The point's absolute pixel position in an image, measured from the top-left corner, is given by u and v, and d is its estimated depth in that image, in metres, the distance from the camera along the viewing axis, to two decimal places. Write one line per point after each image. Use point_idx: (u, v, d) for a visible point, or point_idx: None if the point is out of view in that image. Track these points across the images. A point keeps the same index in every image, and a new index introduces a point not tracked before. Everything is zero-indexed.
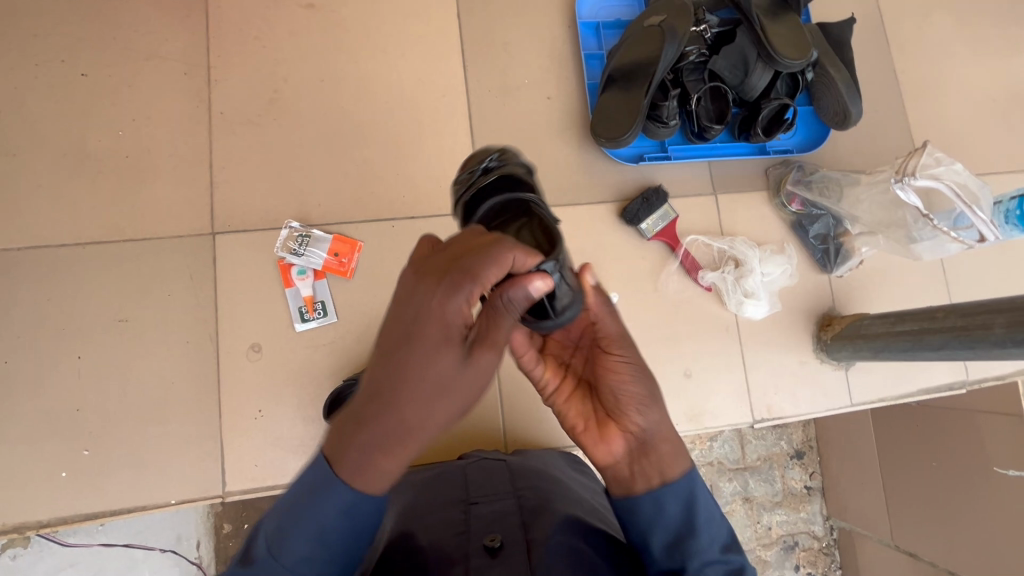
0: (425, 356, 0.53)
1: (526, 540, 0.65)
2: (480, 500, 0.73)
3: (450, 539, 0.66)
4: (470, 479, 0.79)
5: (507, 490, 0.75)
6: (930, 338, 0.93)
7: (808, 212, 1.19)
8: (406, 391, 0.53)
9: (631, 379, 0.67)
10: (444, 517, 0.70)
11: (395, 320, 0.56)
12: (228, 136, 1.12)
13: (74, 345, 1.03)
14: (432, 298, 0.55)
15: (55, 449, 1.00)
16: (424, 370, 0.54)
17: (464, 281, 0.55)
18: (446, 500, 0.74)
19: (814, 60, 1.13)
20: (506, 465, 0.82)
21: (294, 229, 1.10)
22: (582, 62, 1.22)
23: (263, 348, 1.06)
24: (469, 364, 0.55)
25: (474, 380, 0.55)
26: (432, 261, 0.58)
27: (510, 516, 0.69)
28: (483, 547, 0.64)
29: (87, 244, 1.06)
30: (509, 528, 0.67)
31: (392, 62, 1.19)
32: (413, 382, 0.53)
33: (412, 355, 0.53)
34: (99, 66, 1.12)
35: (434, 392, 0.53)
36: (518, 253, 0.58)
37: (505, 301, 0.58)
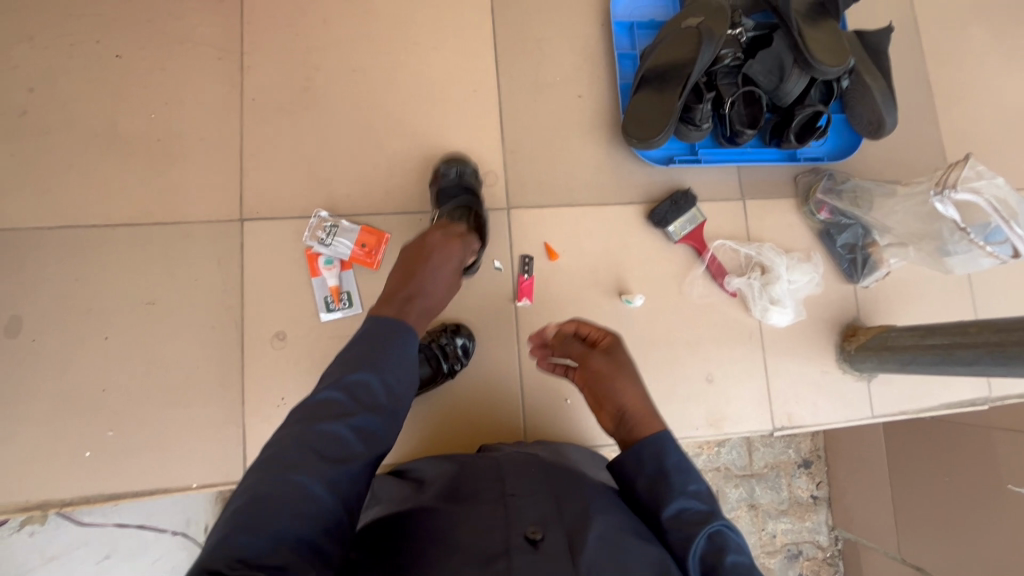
0: (439, 271, 0.88)
1: (569, 537, 0.62)
2: (518, 491, 0.69)
3: (488, 532, 0.62)
4: (505, 471, 0.74)
5: (544, 483, 0.71)
6: (961, 353, 0.92)
7: (837, 221, 1.18)
8: (432, 294, 0.85)
9: (600, 377, 0.83)
10: (480, 508, 0.67)
11: (418, 257, 0.88)
12: (258, 122, 1.12)
13: (100, 326, 1.04)
14: (438, 245, 0.91)
15: (79, 428, 1.01)
16: (436, 284, 0.87)
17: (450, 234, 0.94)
18: (480, 491, 0.70)
19: (851, 68, 1.11)
20: (541, 461, 0.79)
21: (322, 218, 1.09)
22: (615, 62, 1.21)
23: (288, 337, 1.07)
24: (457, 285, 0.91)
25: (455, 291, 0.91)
26: (446, 230, 0.94)
27: (551, 511, 0.65)
28: (524, 539, 0.61)
29: (117, 225, 1.07)
30: (551, 522, 0.64)
31: (424, 55, 1.18)
32: (435, 291, 0.86)
33: (431, 273, 0.87)
34: (133, 48, 1.12)
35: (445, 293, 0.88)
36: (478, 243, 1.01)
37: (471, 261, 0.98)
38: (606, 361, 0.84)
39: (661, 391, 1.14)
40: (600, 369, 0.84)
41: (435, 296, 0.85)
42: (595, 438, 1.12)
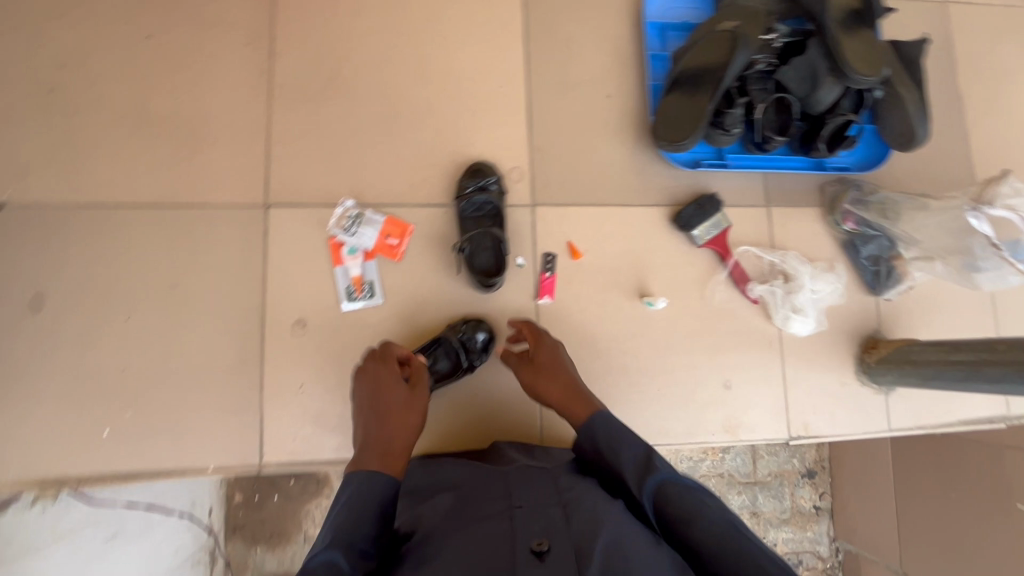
0: (388, 396, 0.89)
1: (574, 547, 0.69)
2: (525, 503, 0.76)
3: (499, 542, 0.70)
4: (513, 486, 0.81)
5: (553, 494, 0.78)
6: (988, 370, 0.91)
7: (862, 232, 1.17)
8: (390, 419, 0.86)
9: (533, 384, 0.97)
10: (493, 518, 0.74)
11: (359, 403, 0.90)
12: (286, 109, 1.12)
13: (123, 306, 1.04)
14: (379, 373, 0.92)
15: (99, 406, 1.01)
16: (391, 406, 0.88)
17: (382, 358, 0.95)
18: (493, 503, 0.78)
19: (886, 79, 1.09)
20: (549, 473, 0.85)
21: (347, 207, 1.09)
22: (646, 62, 1.20)
23: (309, 325, 1.07)
24: (415, 398, 0.91)
25: (418, 400, 0.91)
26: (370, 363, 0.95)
27: (557, 522, 0.72)
28: (531, 552, 0.68)
29: (143, 207, 1.06)
30: (557, 533, 0.71)
31: (455, 48, 1.17)
32: (388, 414, 0.87)
33: (381, 400, 0.89)
34: (164, 30, 1.11)
35: (404, 410, 0.88)
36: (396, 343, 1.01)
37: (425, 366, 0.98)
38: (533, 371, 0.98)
39: (678, 394, 1.14)
40: (531, 380, 0.98)
41: (395, 415, 0.87)
42: None
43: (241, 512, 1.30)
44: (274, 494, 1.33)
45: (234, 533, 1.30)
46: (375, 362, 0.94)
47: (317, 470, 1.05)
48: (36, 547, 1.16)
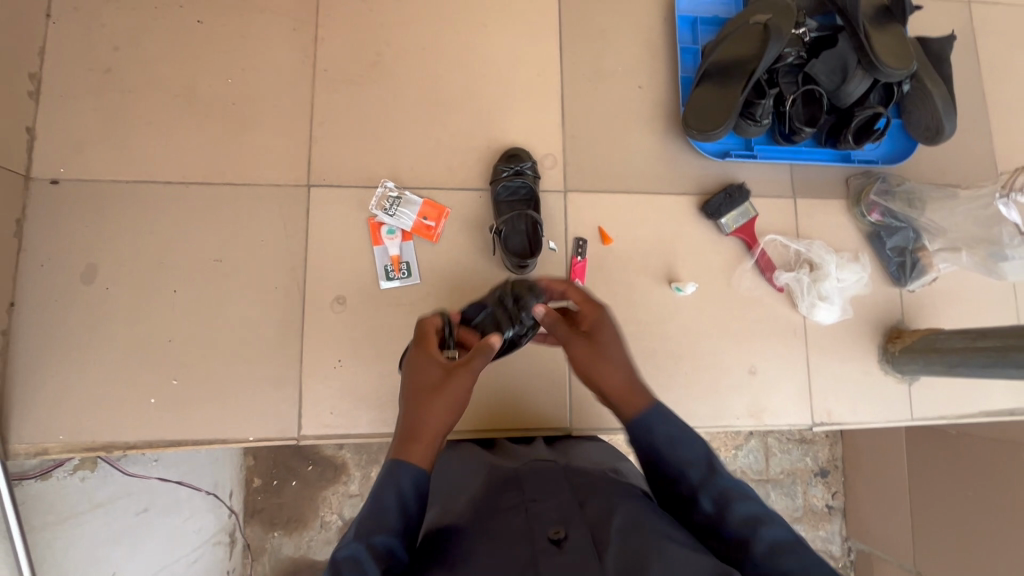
0: (429, 368, 0.75)
1: (593, 535, 0.62)
2: (537, 496, 0.70)
3: (513, 537, 0.63)
4: (523, 478, 0.76)
5: (565, 485, 0.73)
6: (1015, 354, 0.93)
7: (888, 223, 1.19)
8: (424, 397, 0.72)
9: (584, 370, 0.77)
10: (503, 516, 0.68)
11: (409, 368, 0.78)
12: (330, 93, 1.15)
13: (170, 278, 1.07)
14: (418, 353, 0.77)
15: (145, 374, 1.04)
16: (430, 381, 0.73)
17: (428, 334, 0.81)
18: (501, 501, 0.72)
19: (914, 73, 1.12)
20: (560, 466, 0.79)
21: (386, 189, 1.13)
22: (678, 55, 1.23)
23: (347, 301, 1.10)
24: (467, 377, 0.73)
25: (468, 380, 0.73)
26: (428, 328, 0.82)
27: (572, 510, 0.66)
28: (549, 540, 0.62)
29: (190, 184, 1.10)
30: (573, 520, 0.64)
31: (493, 37, 1.21)
32: (427, 390, 0.72)
33: (416, 376, 0.75)
34: (215, 14, 1.16)
35: (443, 394, 0.72)
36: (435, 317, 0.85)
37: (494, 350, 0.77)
38: (584, 348, 0.77)
39: (705, 379, 1.16)
40: (577, 359, 0.76)
41: (435, 392, 0.72)
42: None
43: (259, 498, 1.34)
44: (293, 481, 1.35)
45: (252, 519, 1.33)
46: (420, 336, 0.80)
47: (352, 443, 1.08)
48: (71, 516, 1.13)
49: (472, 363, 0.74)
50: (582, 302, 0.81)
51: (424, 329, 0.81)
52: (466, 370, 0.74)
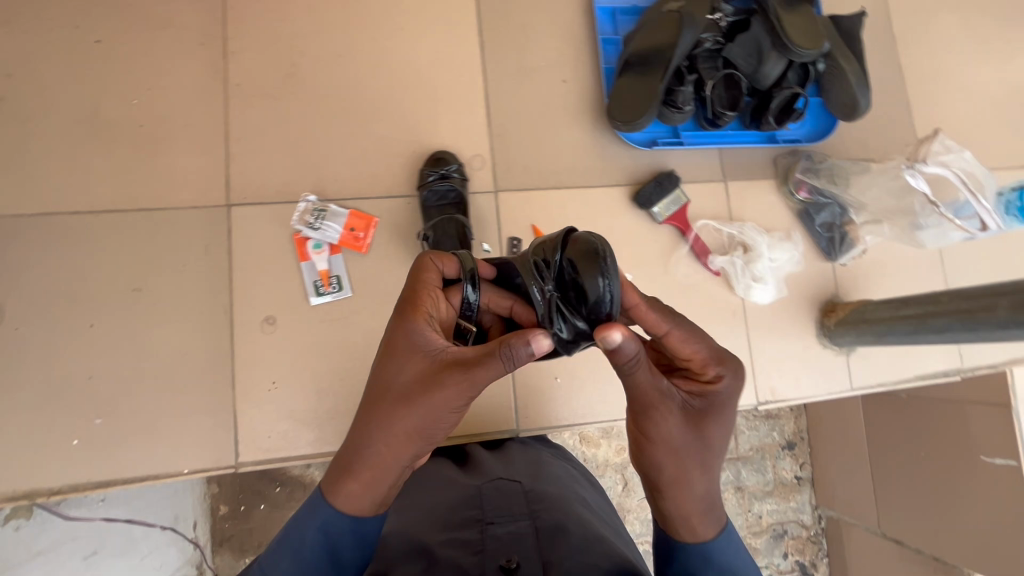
0: (398, 364, 0.64)
1: (545, 564, 0.66)
2: (496, 520, 0.74)
3: (465, 560, 0.67)
4: (486, 497, 0.80)
5: (524, 511, 0.77)
6: (933, 321, 0.96)
7: (815, 201, 1.21)
8: (378, 403, 0.64)
9: (657, 441, 0.61)
10: (460, 536, 0.72)
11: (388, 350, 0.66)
12: (243, 108, 1.12)
13: (86, 313, 1.03)
14: (399, 329, 0.66)
15: (67, 416, 1.00)
16: (393, 384, 0.64)
17: (423, 300, 0.67)
18: (459, 520, 0.76)
19: (827, 51, 1.14)
20: (523, 488, 0.83)
21: (310, 203, 1.10)
22: (599, 46, 1.23)
23: (278, 321, 1.07)
24: (434, 401, 0.62)
25: (438, 403, 0.62)
26: (418, 298, 0.67)
27: (525, 537, 0.70)
28: (499, 568, 0.65)
29: (101, 213, 1.06)
30: (526, 550, 0.68)
31: (410, 40, 1.19)
32: (384, 395, 0.64)
33: (384, 369, 0.65)
34: (115, 33, 1.10)
35: (398, 416, 0.63)
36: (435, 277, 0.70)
37: (509, 352, 0.60)
38: (687, 433, 0.62)
39: None
40: (669, 442, 0.61)
41: (391, 403, 0.63)
42: (580, 417, 1.16)
43: (227, 524, 1.28)
44: (261, 504, 1.29)
45: (222, 546, 1.27)
46: (407, 306, 0.67)
47: (294, 465, 1.05)
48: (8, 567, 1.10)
49: (447, 378, 0.61)
50: (704, 358, 0.65)
51: (418, 294, 0.67)
52: (438, 386, 0.62)
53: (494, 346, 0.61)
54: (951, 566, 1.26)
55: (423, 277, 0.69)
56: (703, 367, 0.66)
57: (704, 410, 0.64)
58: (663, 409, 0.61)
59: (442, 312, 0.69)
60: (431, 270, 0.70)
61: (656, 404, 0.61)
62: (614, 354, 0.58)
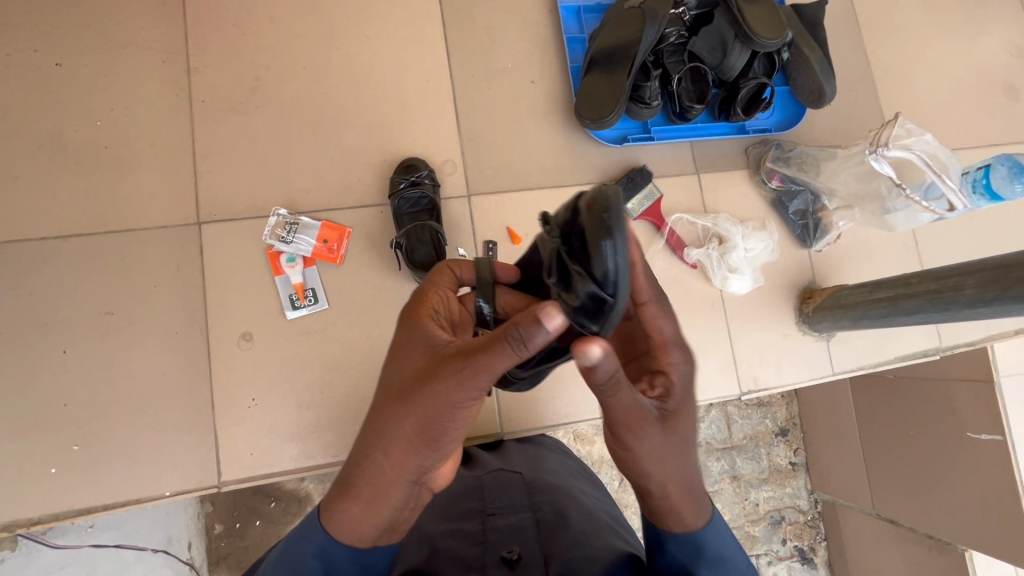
0: (399, 367, 0.60)
1: (544, 555, 0.72)
2: (497, 511, 0.82)
3: (470, 551, 0.74)
4: (488, 490, 0.87)
5: (525, 503, 0.84)
6: (905, 303, 0.97)
7: (787, 188, 1.22)
8: (378, 409, 0.60)
9: (632, 451, 0.60)
10: (464, 527, 0.79)
11: (394, 350, 0.62)
12: (209, 124, 1.11)
13: (59, 339, 1.02)
14: (404, 331, 0.63)
15: (44, 444, 0.99)
16: (392, 387, 0.60)
17: (431, 302, 0.65)
18: (463, 512, 0.82)
19: (790, 41, 1.16)
20: (522, 480, 0.90)
21: (281, 216, 1.09)
22: (564, 45, 1.23)
23: (254, 337, 1.06)
24: (433, 398, 0.55)
25: (438, 401, 0.55)
26: (426, 298, 0.66)
27: (524, 529, 0.77)
28: (501, 558, 0.72)
29: (69, 237, 1.04)
30: (526, 541, 0.75)
31: (374, 48, 1.18)
32: (383, 400, 0.60)
33: (386, 373, 0.62)
34: (74, 55, 1.09)
35: (397, 420, 0.58)
36: (446, 278, 0.69)
37: (517, 333, 0.53)
38: (665, 434, 0.61)
39: None
40: (651, 450, 0.60)
41: (389, 408, 0.59)
42: (565, 417, 1.15)
43: (223, 543, 1.24)
44: (256, 520, 1.26)
45: (218, 566, 1.24)
46: (415, 307, 0.64)
47: (279, 481, 1.04)
48: None
49: (447, 371, 0.55)
50: (665, 340, 0.66)
51: (426, 297, 0.65)
52: (437, 382, 0.55)
53: (500, 330, 0.54)
54: (945, 543, 1.25)
55: (435, 282, 0.68)
56: (665, 352, 0.67)
57: (677, 405, 0.64)
58: (645, 420, 0.60)
59: (455, 316, 0.67)
60: (443, 277, 0.69)
61: (634, 417, 0.59)
62: (590, 373, 0.55)
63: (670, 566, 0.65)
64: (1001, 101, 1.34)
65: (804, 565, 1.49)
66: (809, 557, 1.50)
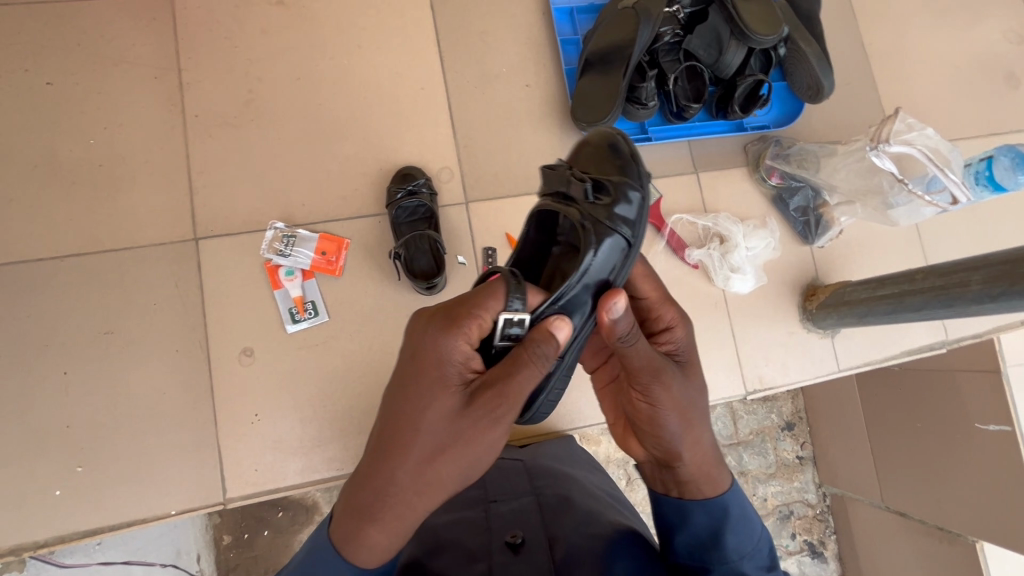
0: (427, 399, 0.56)
1: (547, 538, 0.72)
2: (499, 497, 0.82)
3: (474, 539, 0.73)
4: (491, 479, 0.87)
5: (527, 489, 0.84)
6: (910, 300, 0.96)
7: (788, 185, 1.21)
8: (404, 444, 0.55)
9: (656, 408, 0.63)
10: (465, 516, 0.78)
11: (415, 376, 0.56)
12: (203, 139, 1.10)
13: (59, 360, 1.01)
14: (430, 355, 0.56)
15: (49, 466, 0.99)
16: (420, 422, 0.55)
17: (469, 321, 0.57)
18: (465, 501, 0.82)
19: (786, 36, 1.14)
20: (524, 467, 0.91)
21: (278, 230, 1.08)
22: (559, 48, 1.22)
23: (255, 352, 1.05)
24: (473, 434, 0.56)
25: (477, 437, 0.56)
26: (451, 315, 0.57)
27: (527, 514, 0.77)
28: (506, 545, 0.71)
29: (65, 257, 1.04)
30: (530, 527, 0.74)
31: (367, 57, 1.17)
32: (410, 433, 0.56)
33: (409, 404, 0.56)
34: (65, 74, 1.09)
35: (431, 455, 0.56)
36: (485, 297, 0.58)
37: (543, 350, 0.57)
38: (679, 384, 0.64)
39: None
40: (676, 404, 0.63)
41: (420, 444, 0.55)
42: (570, 422, 1.15)
43: (232, 554, 1.22)
44: (265, 531, 1.24)
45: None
46: (445, 328, 0.56)
47: (284, 496, 1.04)
48: None
49: (488, 406, 0.56)
50: (654, 300, 0.71)
51: (461, 316, 0.57)
52: (475, 416, 0.56)
53: (529, 362, 0.57)
54: (956, 534, 1.24)
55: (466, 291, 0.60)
56: (659, 311, 0.71)
57: (682, 353, 0.69)
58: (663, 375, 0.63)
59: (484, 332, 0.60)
60: (497, 293, 0.58)
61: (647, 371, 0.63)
62: (614, 329, 0.60)
63: (692, 538, 0.65)
64: (1001, 89, 1.33)
65: (814, 559, 1.48)
66: (819, 551, 1.49)
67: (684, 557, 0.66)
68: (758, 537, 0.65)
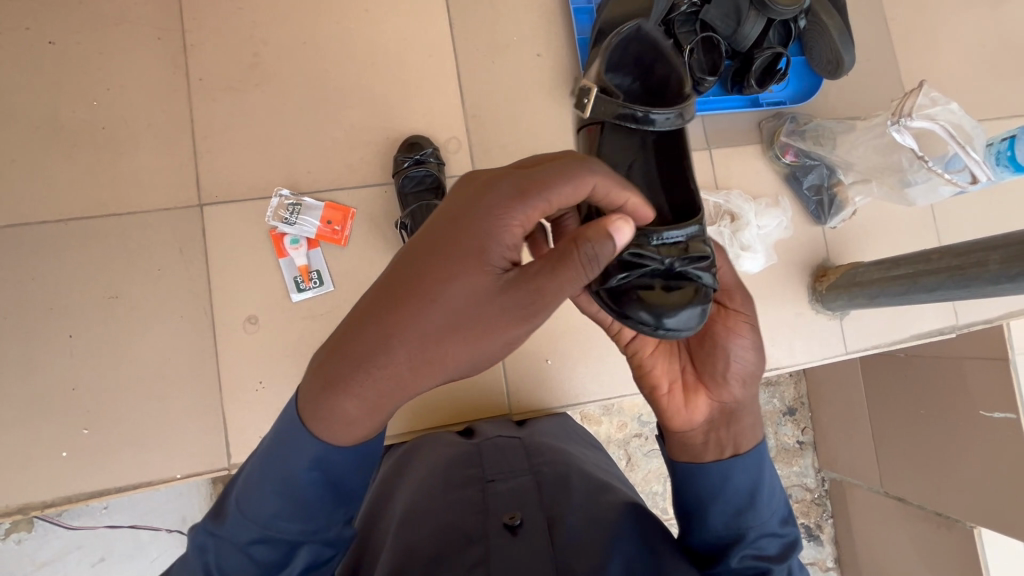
0: (456, 269, 0.49)
1: (547, 520, 0.70)
2: (497, 476, 0.80)
3: (470, 520, 0.71)
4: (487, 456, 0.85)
5: (525, 467, 0.82)
6: (925, 280, 0.94)
7: (802, 163, 1.19)
8: (413, 312, 0.48)
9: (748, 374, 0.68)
10: (463, 495, 0.76)
11: (435, 243, 0.50)
12: (207, 103, 1.08)
13: (64, 324, 1.01)
14: (467, 218, 0.50)
15: (53, 429, 0.99)
16: (437, 293, 0.49)
17: (538, 200, 0.49)
18: (461, 479, 0.80)
19: (807, 8, 1.12)
20: (520, 444, 0.90)
21: (283, 197, 1.07)
22: (571, 16, 1.19)
23: (260, 320, 1.05)
24: (485, 325, 0.50)
25: (490, 322, 0.50)
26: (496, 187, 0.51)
27: (526, 496, 0.74)
28: (504, 526, 0.69)
29: (70, 221, 1.03)
30: (529, 508, 0.72)
31: (375, 22, 1.14)
32: (421, 301, 0.48)
33: (433, 269, 0.49)
34: (67, 33, 1.06)
35: (435, 335, 0.49)
36: (561, 181, 0.50)
37: (592, 250, 0.48)
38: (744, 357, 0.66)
39: None
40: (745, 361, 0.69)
41: (426, 319, 0.48)
42: (573, 399, 1.14)
43: None
44: None
45: None
46: (500, 212, 0.49)
47: None
48: None
49: (522, 293, 0.49)
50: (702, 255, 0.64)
51: (510, 200, 0.49)
52: (502, 305, 0.49)
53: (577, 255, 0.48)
54: (954, 520, 1.24)
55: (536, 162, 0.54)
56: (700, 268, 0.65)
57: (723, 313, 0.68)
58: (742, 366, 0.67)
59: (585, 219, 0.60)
60: (571, 178, 0.51)
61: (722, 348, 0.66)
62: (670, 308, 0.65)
63: (727, 508, 0.63)
64: None
65: (809, 541, 1.49)
66: (815, 534, 1.50)
67: (720, 529, 0.64)
68: (780, 495, 0.66)
